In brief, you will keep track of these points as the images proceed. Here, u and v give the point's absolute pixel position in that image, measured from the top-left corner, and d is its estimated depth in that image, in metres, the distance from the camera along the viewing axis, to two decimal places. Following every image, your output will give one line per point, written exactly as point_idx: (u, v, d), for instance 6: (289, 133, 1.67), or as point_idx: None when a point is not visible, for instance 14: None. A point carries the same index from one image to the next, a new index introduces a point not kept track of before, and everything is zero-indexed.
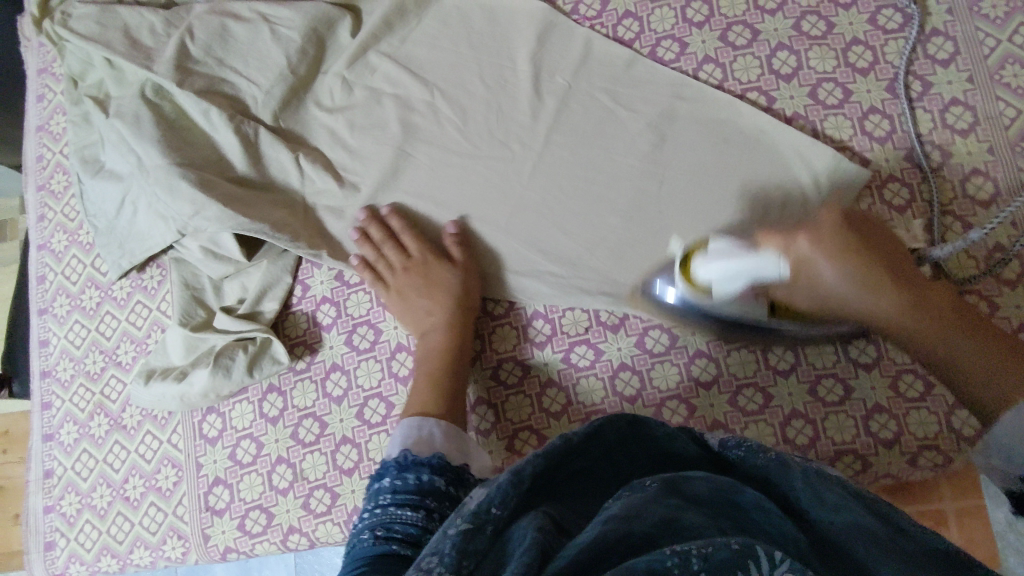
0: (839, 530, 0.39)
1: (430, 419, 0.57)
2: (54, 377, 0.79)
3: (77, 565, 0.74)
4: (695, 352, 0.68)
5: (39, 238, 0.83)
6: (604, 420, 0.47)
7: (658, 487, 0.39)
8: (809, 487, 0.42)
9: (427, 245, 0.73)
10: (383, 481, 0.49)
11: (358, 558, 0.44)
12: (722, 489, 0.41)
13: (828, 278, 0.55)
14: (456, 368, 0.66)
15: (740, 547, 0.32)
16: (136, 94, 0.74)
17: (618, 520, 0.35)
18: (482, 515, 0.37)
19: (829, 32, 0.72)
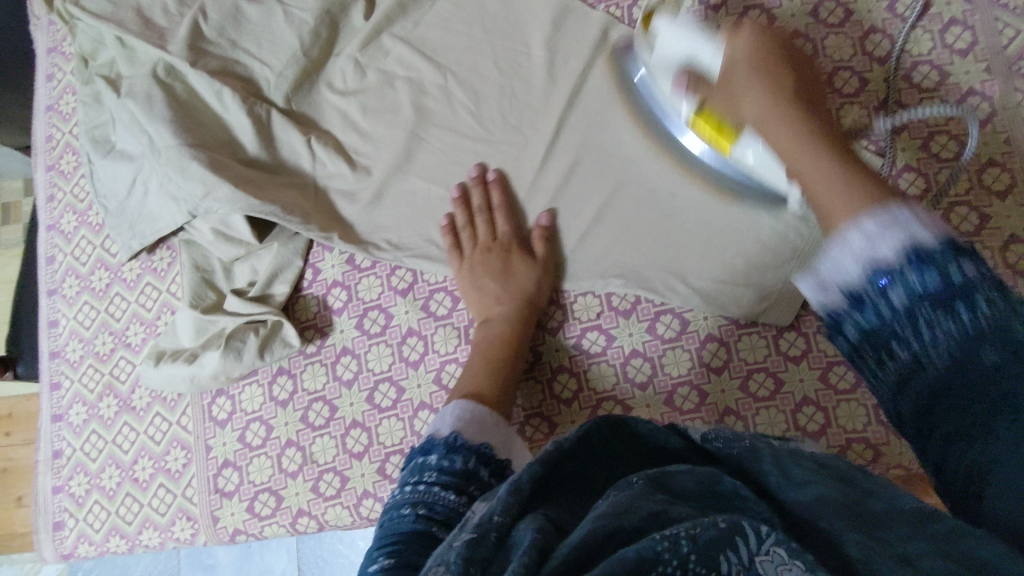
0: (802, 502, 0.37)
1: (480, 404, 0.57)
2: (62, 358, 0.79)
3: (86, 545, 0.74)
4: (707, 338, 0.67)
5: (47, 219, 0.83)
6: (590, 425, 0.45)
7: (643, 483, 0.37)
8: (777, 468, 0.41)
9: (505, 229, 0.72)
10: (430, 457, 0.50)
11: (397, 529, 0.43)
12: (703, 483, 0.39)
13: (781, 133, 0.50)
14: (501, 352, 0.65)
15: (727, 524, 0.31)
16: (148, 74, 0.73)
17: (607, 517, 0.34)
18: (486, 524, 0.36)
19: (847, 20, 0.71)
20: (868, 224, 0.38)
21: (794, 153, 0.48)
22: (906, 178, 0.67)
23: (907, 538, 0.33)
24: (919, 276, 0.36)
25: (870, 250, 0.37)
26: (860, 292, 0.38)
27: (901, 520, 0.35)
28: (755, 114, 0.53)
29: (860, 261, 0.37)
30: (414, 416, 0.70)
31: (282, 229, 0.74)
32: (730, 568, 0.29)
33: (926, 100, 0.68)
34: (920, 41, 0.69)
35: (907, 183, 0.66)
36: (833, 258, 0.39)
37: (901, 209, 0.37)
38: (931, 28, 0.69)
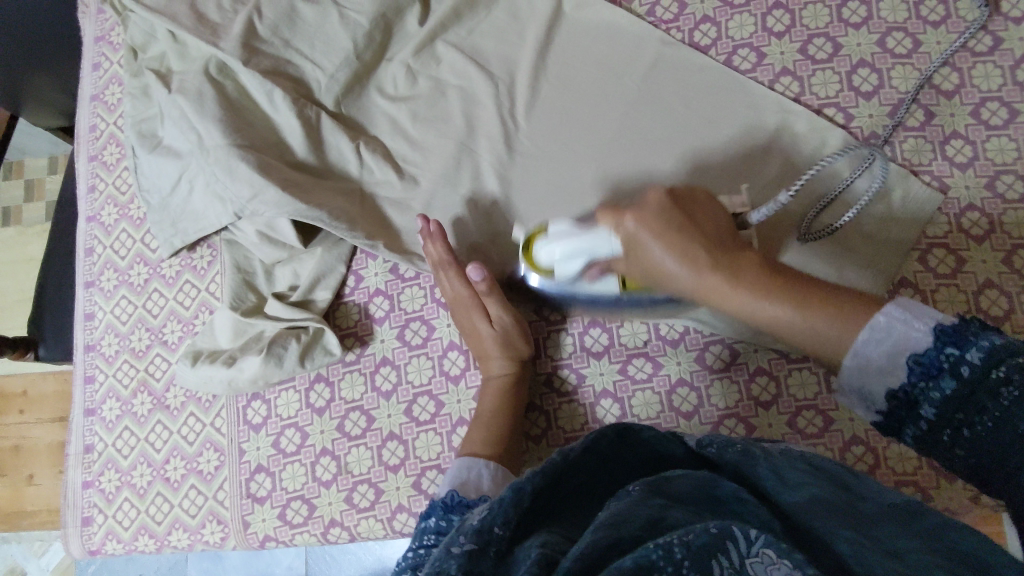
0: (793, 504, 0.37)
1: (478, 461, 0.58)
2: (98, 352, 0.79)
3: (114, 542, 0.74)
4: (756, 370, 0.66)
5: (88, 210, 0.82)
6: (597, 433, 0.45)
7: (642, 489, 0.37)
8: (773, 472, 0.40)
9: (482, 276, 0.66)
10: (431, 520, 0.48)
11: None
12: (704, 486, 0.39)
13: (664, 261, 0.52)
14: (507, 396, 0.65)
15: (718, 530, 0.30)
16: (199, 71, 0.72)
17: (605, 527, 0.33)
18: (486, 534, 0.36)
19: (914, 51, 0.69)
20: (896, 310, 0.41)
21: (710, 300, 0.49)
22: (969, 218, 0.65)
23: (909, 542, 0.32)
24: (939, 352, 0.39)
25: (908, 333, 0.40)
26: (928, 363, 0.39)
27: (890, 521, 0.35)
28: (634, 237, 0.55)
29: (903, 356, 0.40)
30: (453, 432, 0.68)
31: (327, 235, 0.73)
32: (721, 569, 0.29)
33: (994, 138, 0.66)
34: (990, 76, 0.67)
35: (970, 222, 0.64)
36: (864, 347, 0.42)
37: (891, 311, 0.41)
38: (1002, 63, 0.67)
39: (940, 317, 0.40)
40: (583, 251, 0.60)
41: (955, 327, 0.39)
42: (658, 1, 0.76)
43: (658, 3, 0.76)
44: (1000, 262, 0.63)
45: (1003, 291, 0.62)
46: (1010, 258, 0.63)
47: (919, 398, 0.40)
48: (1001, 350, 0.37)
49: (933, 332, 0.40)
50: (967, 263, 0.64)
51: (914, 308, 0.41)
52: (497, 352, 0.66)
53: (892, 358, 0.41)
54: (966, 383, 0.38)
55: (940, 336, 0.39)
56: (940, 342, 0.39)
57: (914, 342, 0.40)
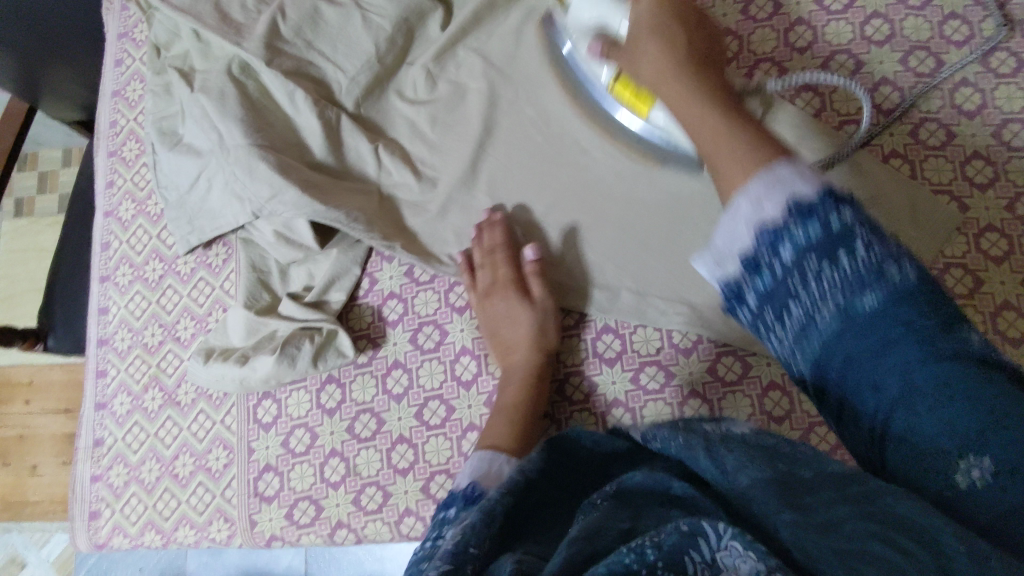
0: (745, 488, 0.34)
1: (499, 454, 0.57)
2: (110, 346, 0.79)
3: (120, 537, 0.74)
4: (770, 385, 0.65)
5: (105, 205, 0.83)
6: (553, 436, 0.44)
7: (609, 501, 0.37)
8: (710, 454, 0.37)
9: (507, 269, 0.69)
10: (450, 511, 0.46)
11: None
12: (657, 485, 0.37)
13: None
14: (530, 391, 0.65)
15: (688, 527, 0.30)
16: (222, 70, 0.73)
17: (580, 542, 0.33)
18: (461, 554, 0.34)
19: (937, 70, 0.68)
20: (756, 188, 0.37)
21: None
22: (988, 238, 0.64)
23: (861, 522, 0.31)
24: (802, 230, 0.35)
25: (760, 213, 0.36)
26: (755, 256, 0.37)
27: (846, 500, 0.32)
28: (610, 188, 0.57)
29: (753, 224, 0.37)
30: (463, 437, 0.68)
31: (343, 236, 0.73)
32: (694, 567, 0.29)
33: (1015, 159, 0.65)
34: (1013, 97, 0.66)
35: (989, 243, 0.64)
36: (724, 234, 0.38)
37: (790, 168, 0.36)
38: None
39: (826, 181, 0.36)
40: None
41: (844, 195, 0.36)
42: None
43: None
44: (1018, 284, 0.63)
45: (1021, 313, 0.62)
46: None
47: (743, 284, 0.39)
48: (899, 293, 0.36)
49: (816, 193, 0.35)
50: (985, 283, 0.63)
51: (777, 177, 0.36)
52: (520, 347, 0.67)
53: (736, 230, 0.38)
54: (845, 283, 0.36)
55: (794, 210, 0.35)
56: (828, 197, 0.35)
57: (767, 213, 0.36)
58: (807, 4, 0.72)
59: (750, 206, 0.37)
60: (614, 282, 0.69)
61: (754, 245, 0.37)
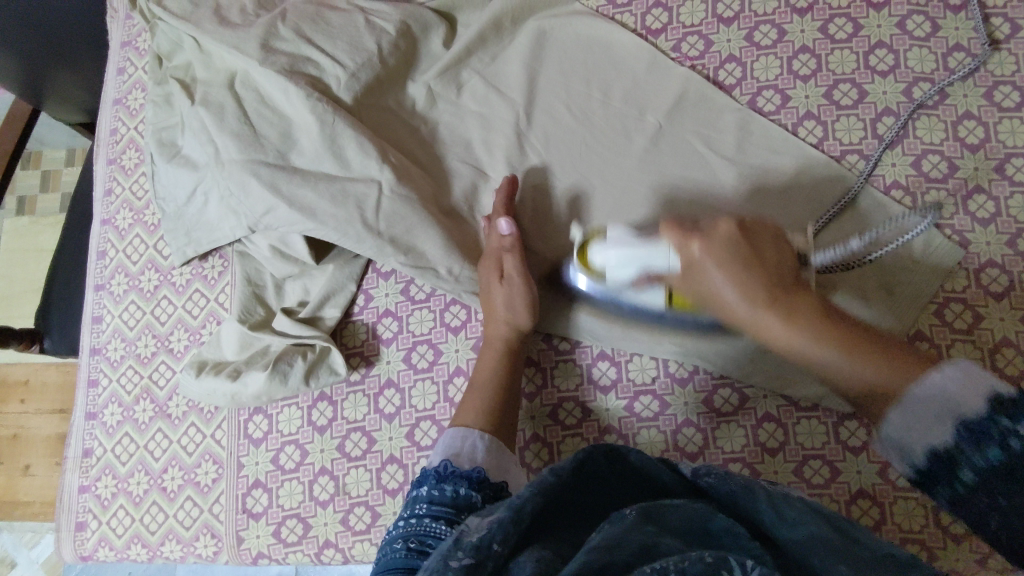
0: (795, 544, 0.40)
1: (473, 431, 0.58)
2: (103, 356, 0.78)
3: (106, 549, 0.73)
4: (764, 415, 0.65)
5: (103, 213, 0.83)
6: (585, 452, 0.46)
7: (636, 515, 0.39)
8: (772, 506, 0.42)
9: (507, 235, 0.67)
10: (422, 489, 0.51)
11: (391, 565, 0.44)
12: (694, 517, 0.40)
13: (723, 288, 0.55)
14: (503, 370, 0.64)
15: (713, 560, 0.32)
16: (225, 82, 0.73)
17: (600, 549, 0.35)
18: (483, 549, 0.37)
19: (941, 102, 0.68)
20: (948, 373, 0.44)
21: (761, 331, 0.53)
22: (988, 274, 0.64)
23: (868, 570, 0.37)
24: (976, 451, 0.41)
25: (951, 401, 0.43)
26: (939, 452, 0.43)
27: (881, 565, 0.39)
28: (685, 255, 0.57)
29: (940, 398, 0.44)
30: None
31: (340, 252, 0.73)
32: None
33: (1017, 195, 0.65)
34: (1016, 132, 0.66)
35: (989, 279, 0.64)
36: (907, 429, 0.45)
37: (954, 368, 0.44)
38: None
39: (995, 383, 0.43)
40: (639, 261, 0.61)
41: (1006, 393, 0.41)
42: (684, 37, 0.75)
43: (684, 39, 0.75)
44: (1018, 321, 0.62)
45: (1020, 350, 0.62)
46: None
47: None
48: (986, 403, 0.40)
49: (980, 413, 0.41)
50: (984, 318, 0.63)
51: (971, 372, 0.44)
52: (502, 316, 0.66)
53: (913, 441, 0.45)
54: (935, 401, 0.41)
55: (956, 423, 0.42)
56: (987, 416, 0.41)
57: (968, 407, 0.42)
58: (812, 32, 0.72)
59: (942, 392, 0.44)
60: (605, 303, 0.68)
61: (953, 443, 0.42)
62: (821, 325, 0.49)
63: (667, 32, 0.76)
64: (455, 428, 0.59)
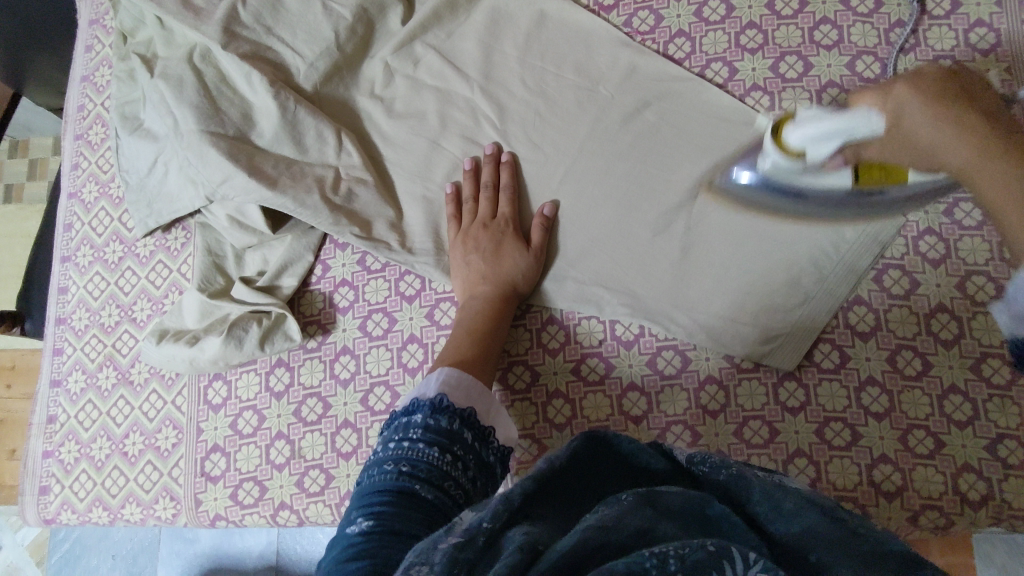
0: (792, 535, 0.38)
1: (463, 374, 0.59)
2: (68, 325, 0.80)
3: (69, 513, 0.75)
4: (706, 379, 0.67)
5: (70, 186, 0.84)
6: (579, 440, 0.48)
7: (632, 500, 0.40)
8: (767, 498, 0.42)
9: (505, 210, 0.71)
10: (414, 417, 0.53)
11: (382, 485, 0.47)
12: (693, 503, 0.41)
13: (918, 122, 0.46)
14: (482, 325, 0.66)
15: (715, 548, 0.32)
16: (184, 57, 0.74)
17: (594, 528, 0.36)
18: (474, 529, 0.38)
19: (882, 76, 0.70)
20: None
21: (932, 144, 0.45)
22: (927, 242, 0.65)
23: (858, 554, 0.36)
24: None
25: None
26: None
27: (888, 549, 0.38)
28: (896, 109, 0.47)
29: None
30: None
31: (297, 223, 0.75)
32: None
33: None
34: None
35: (927, 246, 0.65)
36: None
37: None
38: None
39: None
40: (836, 132, 0.51)
41: None
42: (635, 13, 0.77)
43: (636, 14, 0.77)
44: (952, 287, 0.64)
45: (954, 315, 0.63)
46: (963, 283, 0.64)
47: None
48: None
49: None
50: (921, 285, 0.65)
51: None
52: (489, 280, 0.68)
53: None
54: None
55: None
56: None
57: None
58: (758, 8, 0.73)
59: None
60: (562, 269, 0.71)
61: None
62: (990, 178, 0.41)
63: (619, 8, 0.77)
64: (438, 366, 0.61)
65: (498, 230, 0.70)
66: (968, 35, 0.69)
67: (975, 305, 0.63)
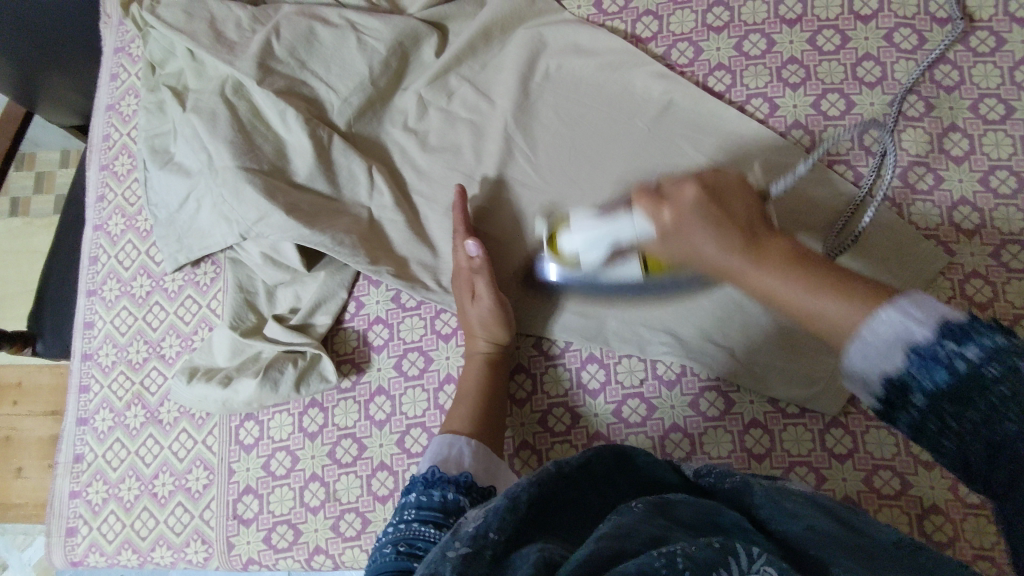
0: (796, 535, 0.37)
1: (461, 437, 0.58)
2: (94, 361, 0.79)
3: (97, 555, 0.74)
4: (751, 422, 0.66)
5: (95, 219, 0.83)
6: (592, 453, 0.46)
7: (643, 509, 0.38)
8: (770, 500, 0.40)
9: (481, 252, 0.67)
10: (410, 493, 0.51)
11: (382, 568, 0.44)
12: (704, 512, 0.39)
13: (703, 244, 0.50)
14: (491, 378, 0.65)
15: (720, 545, 0.32)
16: (216, 91, 0.72)
17: (609, 538, 0.34)
18: (482, 538, 0.36)
19: (926, 114, 0.69)
20: (899, 302, 0.36)
21: (688, 236, 0.51)
22: (973, 284, 0.64)
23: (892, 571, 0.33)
24: (930, 376, 0.33)
25: (907, 336, 0.34)
26: (903, 377, 0.35)
27: (893, 557, 0.35)
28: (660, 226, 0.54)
29: (901, 347, 0.34)
30: None
31: (332, 260, 0.73)
32: None
33: (1001, 207, 0.65)
34: (1001, 144, 0.66)
35: (973, 289, 0.64)
36: (861, 352, 0.37)
37: (909, 298, 0.36)
38: (1013, 133, 0.66)
39: (948, 313, 0.34)
40: (603, 235, 0.61)
41: (967, 324, 0.33)
42: (674, 44, 0.76)
43: (674, 47, 0.76)
44: None
45: None
46: (1012, 328, 0.62)
47: (891, 405, 0.36)
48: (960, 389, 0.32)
49: (933, 335, 0.33)
50: None
51: (925, 304, 0.35)
52: (480, 332, 0.67)
53: (870, 376, 0.36)
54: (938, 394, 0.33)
55: (913, 358, 0.34)
56: (943, 336, 0.33)
57: (914, 335, 0.34)
58: (800, 43, 0.72)
59: (884, 343, 0.35)
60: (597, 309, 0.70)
61: (905, 369, 0.34)
62: (795, 304, 0.43)
63: (657, 40, 0.77)
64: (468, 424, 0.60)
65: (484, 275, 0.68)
66: (1014, 73, 0.68)
67: None
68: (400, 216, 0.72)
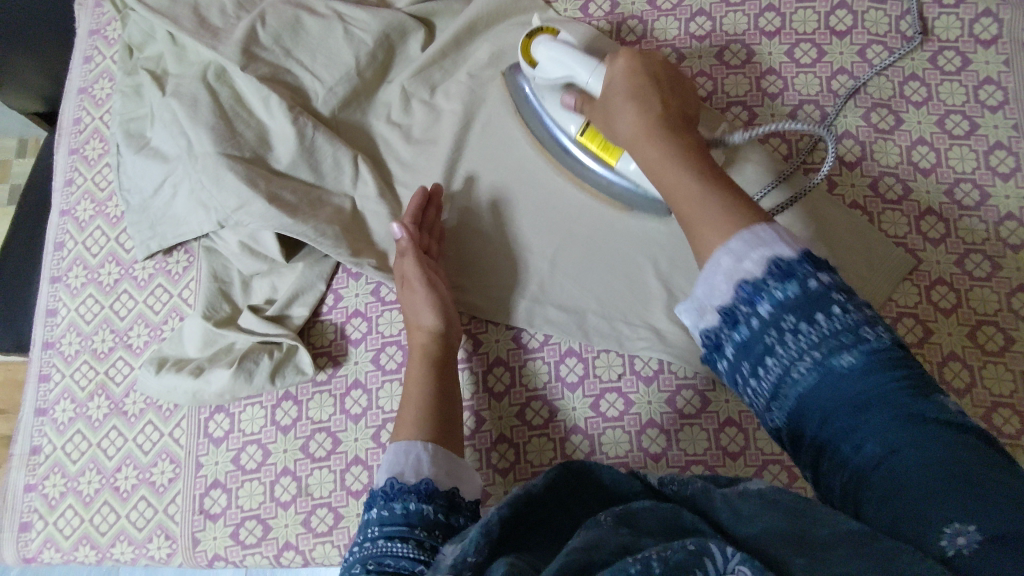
0: (750, 538, 0.35)
1: (417, 442, 0.55)
2: (56, 350, 0.76)
3: (52, 551, 0.71)
4: (727, 420, 0.66)
5: (62, 203, 0.80)
6: (557, 470, 0.45)
7: (613, 521, 0.37)
8: (728, 505, 0.38)
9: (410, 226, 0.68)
10: (372, 511, 0.50)
11: None
12: (666, 517, 0.38)
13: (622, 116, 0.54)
14: (431, 373, 0.63)
15: (695, 547, 0.32)
16: (198, 76, 0.71)
17: (579, 550, 0.34)
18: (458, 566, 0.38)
19: (897, 127, 0.71)
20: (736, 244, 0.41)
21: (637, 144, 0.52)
22: (938, 290, 0.66)
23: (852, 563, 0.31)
24: (781, 287, 0.39)
25: (740, 269, 0.41)
26: (732, 309, 0.41)
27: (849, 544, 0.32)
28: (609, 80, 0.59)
29: (731, 282, 0.41)
30: None
31: (311, 250, 0.72)
32: None
33: (965, 218, 0.68)
34: (965, 158, 0.70)
35: (939, 295, 0.66)
36: (707, 280, 0.42)
37: (767, 228, 0.41)
38: (977, 148, 0.70)
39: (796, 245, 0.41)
40: None
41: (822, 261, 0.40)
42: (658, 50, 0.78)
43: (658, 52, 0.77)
44: (964, 336, 0.65)
45: (966, 365, 0.64)
46: (974, 333, 0.65)
47: (721, 337, 0.42)
48: (874, 356, 0.38)
49: (794, 255, 0.40)
50: (934, 333, 0.65)
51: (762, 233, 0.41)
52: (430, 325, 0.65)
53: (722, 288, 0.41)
54: (818, 345, 0.39)
55: (772, 269, 0.40)
56: (803, 261, 0.40)
57: (746, 270, 0.40)
58: (779, 55, 0.75)
59: (722, 272, 0.41)
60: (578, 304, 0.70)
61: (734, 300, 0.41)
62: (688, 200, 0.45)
63: (642, 44, 0.78)
64: (427, 420, 0.58)
65: (432, 266, 0.68)
66: (978, 92, 0.71)
67: (986, 354, 0.64)
68: (382, 209, 0.72)
